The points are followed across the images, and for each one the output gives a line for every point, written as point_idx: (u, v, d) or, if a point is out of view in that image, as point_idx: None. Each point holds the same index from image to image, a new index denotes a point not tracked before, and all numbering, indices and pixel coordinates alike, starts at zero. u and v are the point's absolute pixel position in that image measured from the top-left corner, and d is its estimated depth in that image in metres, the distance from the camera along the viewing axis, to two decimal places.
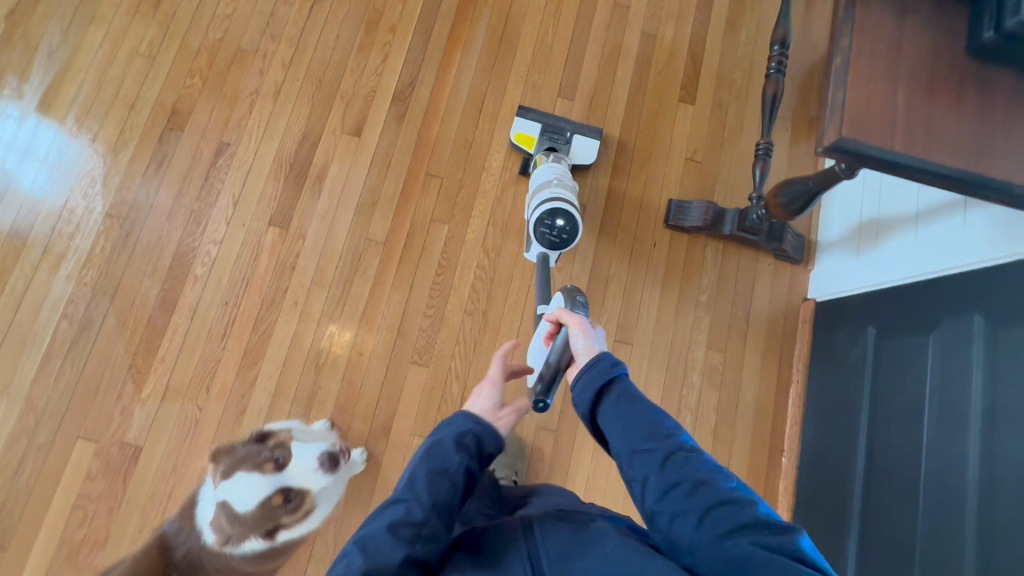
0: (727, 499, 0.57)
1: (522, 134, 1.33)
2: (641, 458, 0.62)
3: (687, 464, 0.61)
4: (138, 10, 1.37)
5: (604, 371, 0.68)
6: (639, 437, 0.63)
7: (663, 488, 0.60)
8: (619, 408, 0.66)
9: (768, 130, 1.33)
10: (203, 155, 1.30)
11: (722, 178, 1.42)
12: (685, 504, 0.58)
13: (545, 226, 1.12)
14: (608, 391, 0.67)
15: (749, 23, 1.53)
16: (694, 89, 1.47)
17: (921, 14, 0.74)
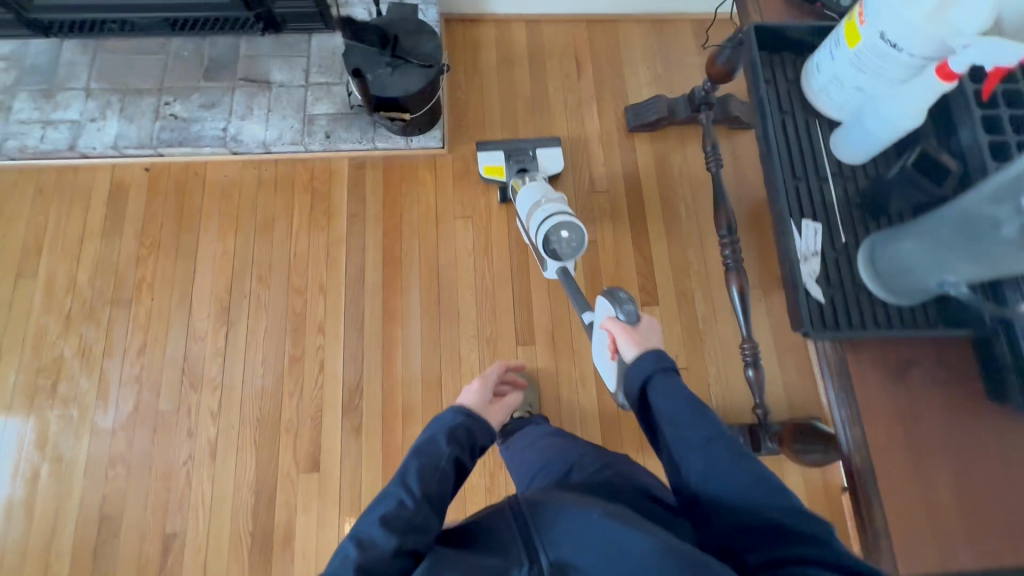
0: (765, 488, 0.58)
1: (489, 167, 1.37)
2: (684, 448, 0.62)
3: (733, 453, 0.61)
4: (35, 403, 1.21)
5: (656, 363, 0.67)
6: (686, 421, 0.63)
7: (703, 474, 0.61)
8: (664, 394, 0.65)
9: (748, 328, 1.23)
10: (148, 558, 1.12)
11: (714, 376, 1.31)
12: (724, 485, 0.59)
13: (554, 247, 1.09)
14: (659, 377, 0.66)
15: (683, 194, 1.46)
16: (653, 287, 1.38)
17: (924, 370, 0.63)
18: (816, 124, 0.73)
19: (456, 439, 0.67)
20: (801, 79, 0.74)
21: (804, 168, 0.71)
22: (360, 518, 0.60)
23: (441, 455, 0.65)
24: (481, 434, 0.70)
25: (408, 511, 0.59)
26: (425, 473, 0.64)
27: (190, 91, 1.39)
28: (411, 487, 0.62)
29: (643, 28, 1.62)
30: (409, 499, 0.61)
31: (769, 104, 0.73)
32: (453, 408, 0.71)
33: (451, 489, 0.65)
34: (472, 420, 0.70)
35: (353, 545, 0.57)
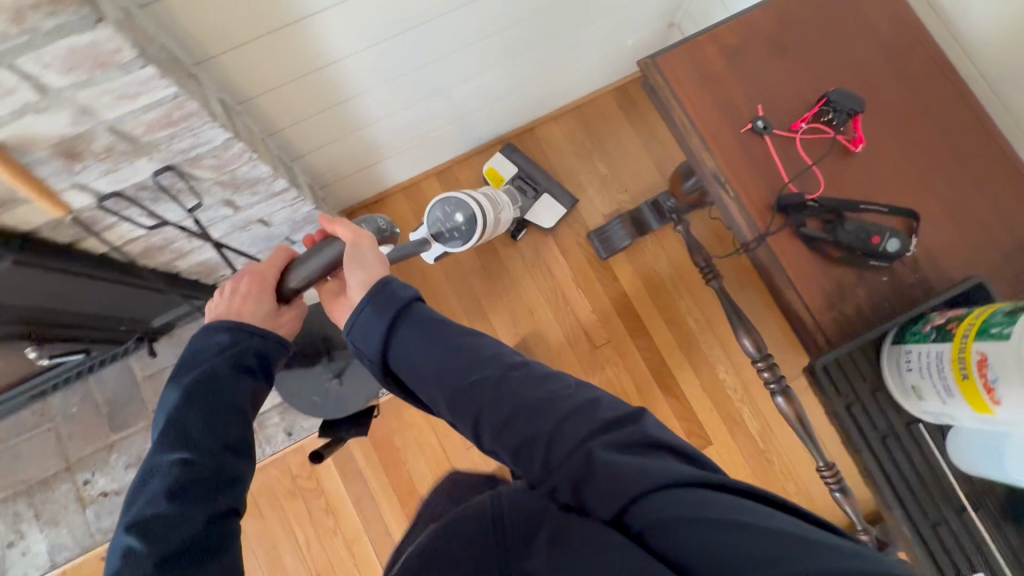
0: (573, 406, 0.50)
1: (491, 171, 1.31)
2: (469, 397, 0.54)
3: (529, 379, 0.54)
4: None
5: (387, 308, 0.59)
6: (460, 371, 0.55)
7: (507, 416, 0.52)
8: (417, 336, 0.58)
9: (820, 452, 1.13)
10: None
11: (799, 493, 1.22)
12: (525, 428, 0.50)
13: (438, 214, 1.08)
14: (402, 319, 0.59)
15: (687, 305, 1.30)
16: (698, 423, 1.26)
17: None
18: (923, 429, 0.59)
19: (241, 365, 0.62)
20: (886, 381, 0.59)
21: (932, 500, 0.58)
22: (123, 509, 0.50)
23: (224, 379, 0.60)
24: (250, 312, 0.65)
25: (204, 465, 0.54)
26: (215, 421, 0.57)
27: (106, 454, 1.13)
28: (207, 446, 0.55)
29: (566, 123, 1.38)
30: (190, 449, 0.54)
31: (861, 429, 0.59)
32: (239, 348, 0.62)
33: (231, 373, 0.60)
34: (258, 342, 0.64)
35: (132, 548, 0.47)
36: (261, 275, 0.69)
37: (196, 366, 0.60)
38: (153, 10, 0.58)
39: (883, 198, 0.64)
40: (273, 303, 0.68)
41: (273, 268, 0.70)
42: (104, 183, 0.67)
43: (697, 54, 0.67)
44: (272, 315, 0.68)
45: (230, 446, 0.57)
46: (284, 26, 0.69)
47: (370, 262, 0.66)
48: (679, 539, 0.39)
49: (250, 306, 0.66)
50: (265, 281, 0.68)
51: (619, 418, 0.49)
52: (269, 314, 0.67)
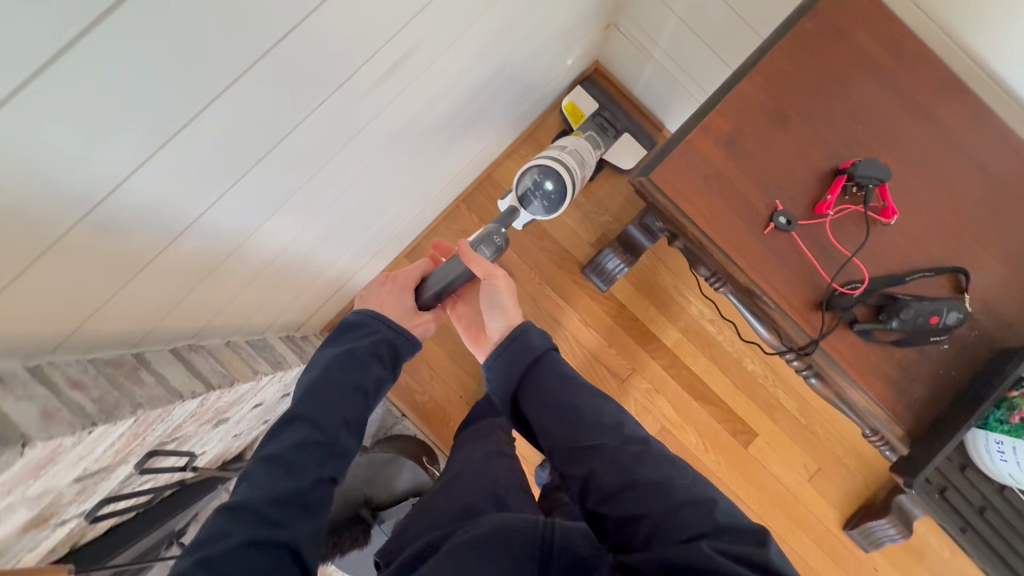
0: (690, 495, 0.50)
1: (571, 107, 1.20)
2: (579, 455, 0.55)
3: (644, 458, 0.53)
4: None
5: (524, 353, 0.62)
6: (584, 426, 0.57)
7: (621, 482, 0.52)
8: (546, 382, 0.60)
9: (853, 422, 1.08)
10: None
11: (845, 454, 1.26)
12: (641, 500, 0.50)
13: (526, 182, 0.91)
14: (534, 369, 0.62)
15: (698, 307, 1.27)
16: (739, 418, 1.27)
17: None
18: (1016, 491, 0.58)
19: (376, 355, 0.67)
20: (974, 457, 0.57)
21: None
22: (266, 443, 0.58)
23: (358, 354, 0.65)
24: (390, 307, 0.73)
25: (325, 434, 0.60)
26: (345, 395, 0.63)
27: None
28: (331, 416, 0.61)
29: (525, 154, 1.26)
30: (320, 417, 0.60)
31: (959, 506, 0.58)
32: (378, 341, 0.67)
33: (368, 355, 0.65)
34: (393, 333, 0.69)
35: (256, 473, 0.55)
36: (405, 276, 0.76)
37: (343, 340, 0.67)
38: (72, 347, 0.47)
39: (926, 258, 0.59)
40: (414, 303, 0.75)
41: (411, 275, 0.76)
42: (86, 505, 0.57)
43: (692, 155, 0.59)
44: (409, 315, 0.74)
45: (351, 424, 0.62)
46: (217, 266, 0.57)
47: (508, 305, 0.70)
48: None
49: (392, 301, 0.74)
50: (404, 285, 0.76)
51: (737, 524, 0.48)
52: (403, 317, 0.74)
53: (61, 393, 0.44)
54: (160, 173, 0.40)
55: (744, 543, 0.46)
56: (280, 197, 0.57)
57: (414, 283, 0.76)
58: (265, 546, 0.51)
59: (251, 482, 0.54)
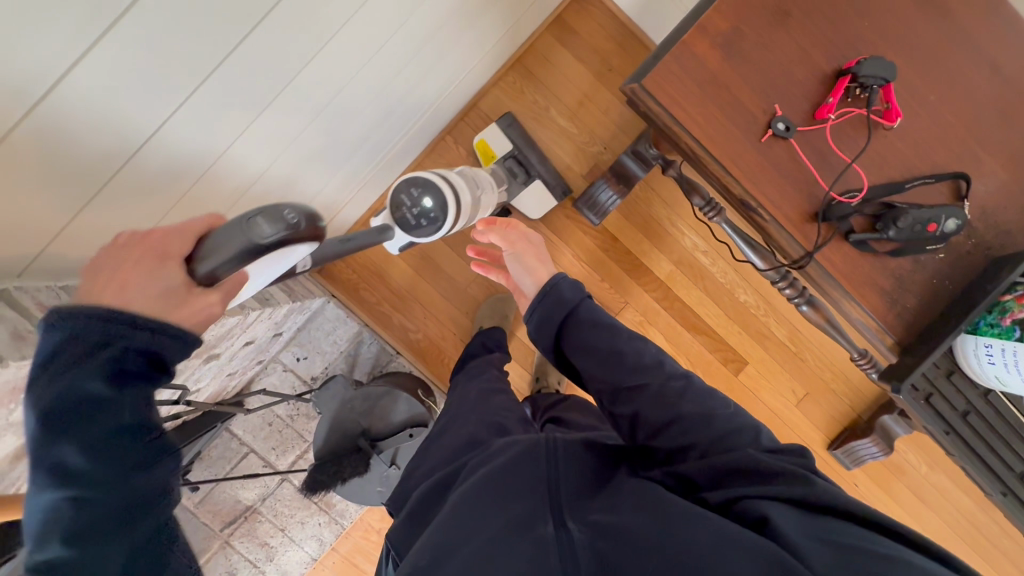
0: (732, 425, 0.48)
1: (484, 143, 1.17)
2: (625, 395, 0.54)
3: (688, 394, 0.52)
4: None
5: (560, 306, 0.60)
6: (624, 372, 0.55)
7: (664, 418, 0.50)
8: (582, 335, 0.58)
9: (849, 344, 1.09)
10: None
11: (833, 380, 1.29)
12: (688, 429, 0.49)
13: (400, 197, 0.75)
14: (571, 322, 0.60)
15: (691, 239, 1.25)
16: (731, 348, 1.29)
17: None
18: (1000, 395, 0.59)
19: (102, 374, 0.33)
20: (962, 363, 0.58)
21: (1018, 456, 0.60)
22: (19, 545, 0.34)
23: (71, 390, 0.32)
24: (137, 287, 0.35)
25: (106, 500, 0.34)
26: (111, 442, 0.34)
27: None
28: (85, 486, 0.33)
29: (512, 81, 1.20)
30: (86, 487, 0.33)
31: (943, 413, 0.59)
32: (119, 351, 0.33)
33: (86, 382, 0.32)
34: (134, 338, 0.33)
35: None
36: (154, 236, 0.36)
37: (56, 374, 0.32)
38: (38, 270, 0.44)
39: (927, 164, 0.57)
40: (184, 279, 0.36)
41: (180, 229, 0.37)
42: None
43: (686, 58, 0.55)
44: (173, 300, 0.35)
45: (146, 461, 0.36)
46: (186, 191, 0.54)
47: (534, 265, 0.72)
48: (768, 513, 0.40)
49: (139, 275, 0.35)
50: (161, 249, 0.36)
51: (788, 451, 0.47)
52: (156, 310, 0.34)
53: (30, 314, 0.43)
54: (107, 62, 0.36)
55: (788, 456, 0.45)
56: (251, 111, 0.54)
57: (185, 245, 0.37)
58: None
59: None
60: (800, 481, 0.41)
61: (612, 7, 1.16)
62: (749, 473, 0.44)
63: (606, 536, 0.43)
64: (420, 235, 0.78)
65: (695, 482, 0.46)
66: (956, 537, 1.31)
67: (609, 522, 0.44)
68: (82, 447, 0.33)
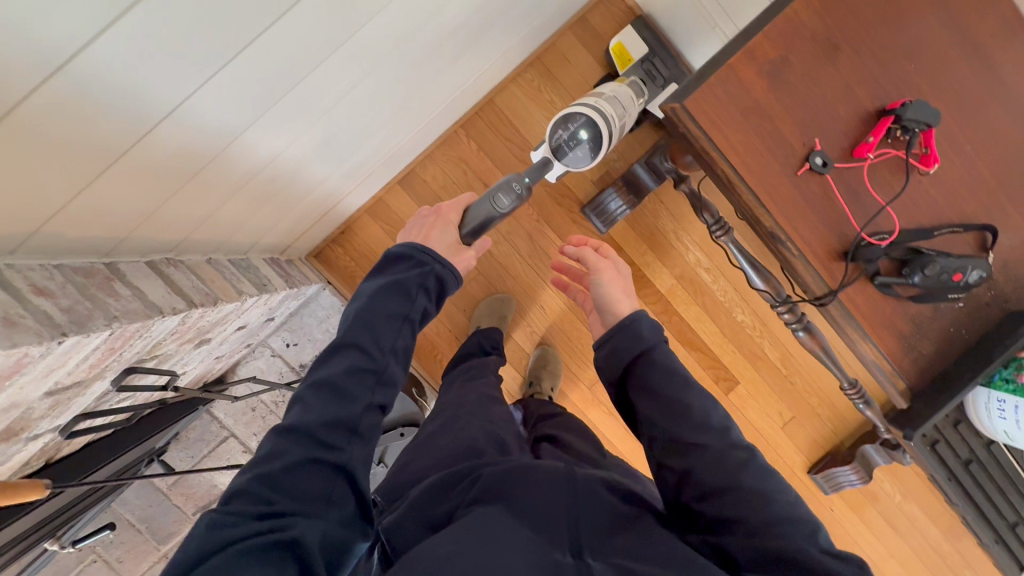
0: (792, 515, 0.44)
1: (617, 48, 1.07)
2: (681, 450, 0.49)
3: (751, 467, 0.47)
4: None
5: (634, 343, 0.55)
6: (691, 429, 0.49)
7: (720, 483, 0.46)
8: (653, 377, 0.53)
9: (844, 374, 1.09)
10: None
11: (820, 406, 1.30)
12: (742, 508, 0.44)
13: (558, 130, 0.76)
14: (643, 364, 0.54)
15: (696, 254, 1.24)
16: (724, 366, 1.29)
17: None
18: (1002, 446, 0.60)
19: (422, 286, 0.60)
20: (971, 415, 0.59)
21: (1013, 507, 0.61)
22: (314, 368, 0.54)
23: (405, 285, 0.59)
24: (436, 240, 0.64)
25: (372, 362, 0.55)
26: (394, 324, 0.58)
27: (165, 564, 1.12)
28: (379, 343, 0.56)
29: (531, 79, 1.17)
30: (370, 345, 0.56)
31: (948, 460, 0.60)
32: (428, 271, 0.61)
33: (415, 285, 0.59)
34: (443, 267, 0.62)
35: (308, 399, 0.51)
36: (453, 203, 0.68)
37: (392, 272, 0.60)
38: (34, 249, 0.41)
39: (956, 214, 0.57)
40: (457, 235, 0.66)
41: (455, 206, 0.68)
42: (60, 420, 0.54)
43: (731, 82, 0.54)
44: (451, 249, 0.65)
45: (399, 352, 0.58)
46: (200, 169, 0.52)
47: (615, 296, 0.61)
48: None
49: (436, 234, 0.65)
50: (447, 220, 0.67)
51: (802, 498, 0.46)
52: (447, 252, 0.65)
53: (23, 298, 0.39)
54: (129, 39, 0.33)
55: (848, 564, 0.41)
56: (271, 95, 0.51)
57: (457, 215, 0.68)
58: (323, 467, 0.49)
59: (304, 407, 0.51)
60: None
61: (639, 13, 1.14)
62: (797, 571, 0.41)
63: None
64: (580, 165, 0.79)
65: (736, 559, 0.44)
66: (921, 565, 1.34)
67: (633, 567, 0.44)
68: (390, 317, 0.57)
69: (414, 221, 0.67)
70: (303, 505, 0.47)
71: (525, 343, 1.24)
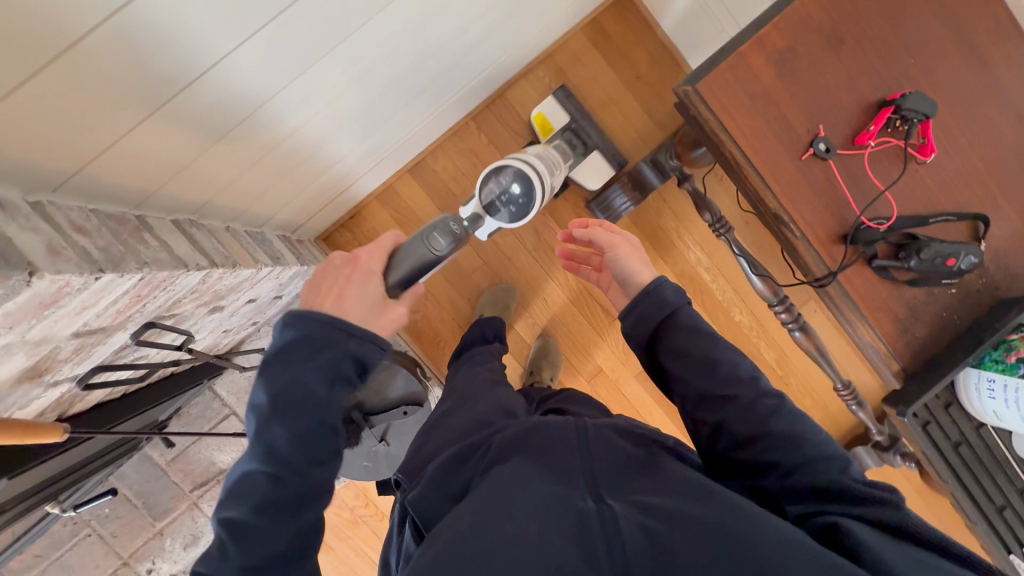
0: (823, 453, 0.46)
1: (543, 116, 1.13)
2: (713, 404, 0.51)
3: (779, 413, 0.49)
4: None
5: (654, 310, 0.56)
6: (716, 381, 0.51)
7: (751, 431, 0.48)
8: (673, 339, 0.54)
9: (837, 374, 1.11)
10: None
11: (815, 408, 1.33)
12: (778, 449, 0.47)
13: (489, 183, 0.77)
14: (669, 328, 0.55)
15: (696, 254, 1.27)
16: None
17: None
18: (991, 430, 0.63)
19: (334, 377, 0.47)
20: (962, 397, 0.61)
21: (1000, 490, 0.63)
22: (217, 504, 0.46)
23: (309, 380, 0.46)
24: (353, 297, 0.51)
25: (287, 487, 0.46)
26: (310, 438, 0.47)
27: (160, 541, 1.11)
28: (290, 461, 0.46)
29: (542, 77, 1.20)
30: (280, 468, 0.46)
31: (938, 442, 0.62)
32: (337, 355, 0.47)
33: (323, 383, 0.47)
34: (357, 345, 0.48)
35: (228, 546, 0.45)
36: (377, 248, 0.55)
37: (291, 363, 0.47)
38: (75, 189, 0.43)
39: (952, 204, 0.60)
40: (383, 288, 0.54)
41: (377, 250, 0.55)
42: (79, 369, 0.55)
43: (741, 68, 0.57)
44: (377, 310, 0.52)
45: (320, 457, 0.48)
46: (228, 132, 0.54)
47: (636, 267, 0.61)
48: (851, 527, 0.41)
49: (353, 289, 0.51)
50: (368, 270, 0.53)
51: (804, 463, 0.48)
52: (367, 317, 0.51)
53: (64, 232, 0.41)
54: None
55: (879, 489, 0.44)
56: (304, 61, 0.53)
57: (378, 261, 0.55)
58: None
59: (225, 556, 0.44)
60: (885, 505, 0.42)
61: (648, 18, 1.17)
62: (831, 497, 0.44)
63: (654, 514, 0.44)
64: (508, 223, 0.79)
65: (775, 495, 0.47)
66: None
67: (651, 502, 0.45)
68: (294, 429, 0.46)
69: (324, 270, 0.52)
70: None
71: (527, 334, 1.26)
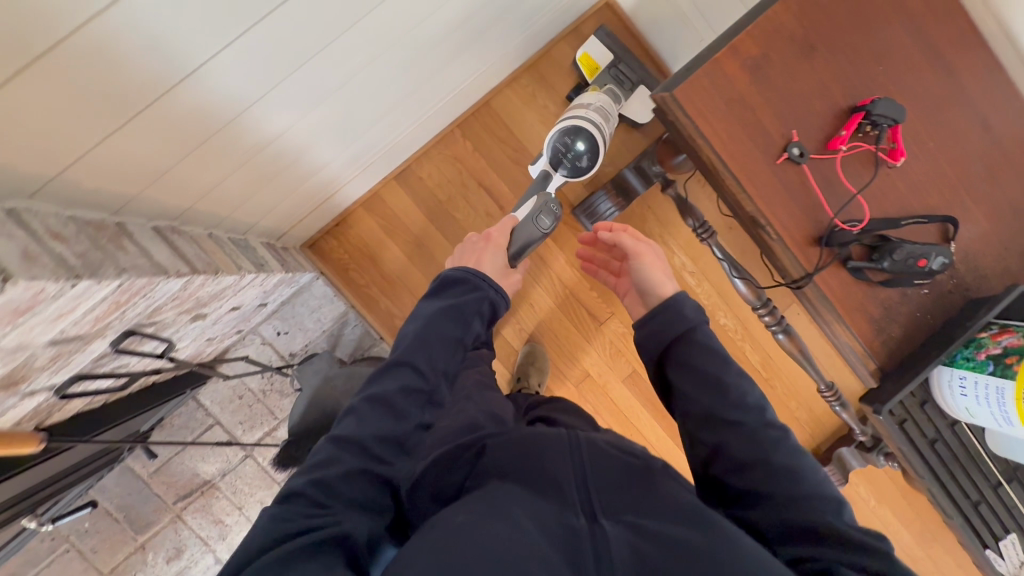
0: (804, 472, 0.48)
1: (586, 57, 1.11)
2: (714, 424, 0.53)
3: (781, 445, 0.51)
4: None
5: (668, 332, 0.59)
6: (720, 403, 0.54)
7: (752, 457, 0.50)
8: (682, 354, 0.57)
9: (820, 376, 1.12)
10: None
11: (799, 411, 1.34)
12: (774, 482, 0.49)
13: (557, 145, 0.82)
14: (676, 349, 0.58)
15: (680, 259, 1.28)
16: None
17: None
18: (964, 426, 0.64)
19: (477, 313, 0.61)
20: (936, 395, 0.63)
21: (975, 485, 0.64)
22: (363, 386, 0.53)
23: (461, 310, 0.59)
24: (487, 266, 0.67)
25: (426, 381, 0.55)
26: (450, 349, 0.58)
27: (141, 555, 1.09)
28: (433, 364, 0.56)
29: (526, 84, 1.21)
30: (423, 365, 0.55)
31: (916, 439, 0.64)
32: (485, 295, 0.61)
33: (471, 315, 0.60)
34: (496, 294, 0.63)
35: (362, 411, 0.51)
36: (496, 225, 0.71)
37: (453, 294, 0.61)
38: (49, 195, 0.43)
39: (923, 206, 0.61)
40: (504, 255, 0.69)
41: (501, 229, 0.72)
42: (56, 378, 0.54)
43: (716, 74, 0.58)
44: (503, 273, 0.70)
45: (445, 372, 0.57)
46: (209, 137, 0.54)
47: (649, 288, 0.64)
48: None
49: (488, 260, 0.68)
50: (497, 244, 0.70)
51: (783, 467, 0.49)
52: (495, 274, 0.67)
53: (41, 238, 0.40)
54: None
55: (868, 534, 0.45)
56: (284, 68, 0.53)
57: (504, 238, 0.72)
58: (371, 481, 0.47)
59: (357, 419, 0.50)
60: (871, 550, 0.43)
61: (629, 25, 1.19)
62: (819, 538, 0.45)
63: (643, 536, 0.44)
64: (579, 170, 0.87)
65: (764, 531, 0.48)
66: None
67: (645, 525, 0.45)
68: (444, 338, 0.57)
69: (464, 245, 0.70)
70: (355, 509, 0.46)
71: (514, 340, 1.27)
